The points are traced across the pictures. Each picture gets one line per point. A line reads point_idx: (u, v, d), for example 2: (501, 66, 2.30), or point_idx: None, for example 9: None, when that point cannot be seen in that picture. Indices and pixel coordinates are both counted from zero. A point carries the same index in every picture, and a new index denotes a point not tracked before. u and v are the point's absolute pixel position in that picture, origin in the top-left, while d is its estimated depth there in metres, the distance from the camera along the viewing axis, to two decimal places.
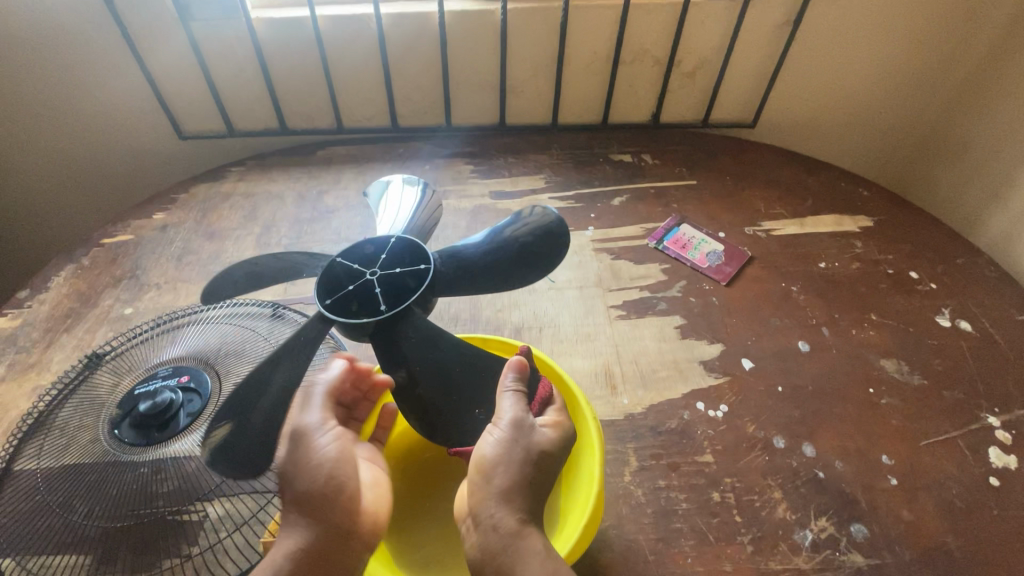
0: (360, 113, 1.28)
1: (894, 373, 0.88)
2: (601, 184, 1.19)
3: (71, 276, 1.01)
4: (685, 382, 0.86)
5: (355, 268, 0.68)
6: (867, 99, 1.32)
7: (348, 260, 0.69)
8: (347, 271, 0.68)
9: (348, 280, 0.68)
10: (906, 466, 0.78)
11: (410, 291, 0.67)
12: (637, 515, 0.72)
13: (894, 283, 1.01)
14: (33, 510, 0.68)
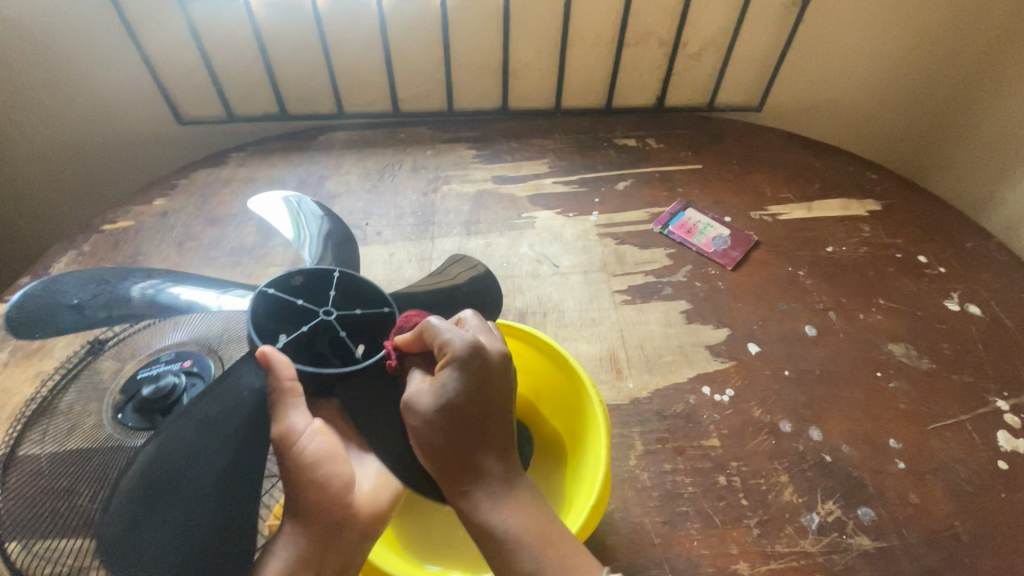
0: (360, 97, 1.26)
1: (902, 357, 0.87)
2: (605, 168, 1.17)
3: (72, 262, 1.00)
4: (691, 366, 0.85)
5: (299, 305, 0.63)
6: (875, 81, 1.30)
7: (289, 296, 0.64)
8: (296, 311, 0.63)
9: (295, 322, 0.62)
10: (914, 450, 0.77)
11: (370, 336, 0.64)
12: (643, 499, 0.72)
13: (902, 267, 1.00)
14: (35, 494, 0.67)
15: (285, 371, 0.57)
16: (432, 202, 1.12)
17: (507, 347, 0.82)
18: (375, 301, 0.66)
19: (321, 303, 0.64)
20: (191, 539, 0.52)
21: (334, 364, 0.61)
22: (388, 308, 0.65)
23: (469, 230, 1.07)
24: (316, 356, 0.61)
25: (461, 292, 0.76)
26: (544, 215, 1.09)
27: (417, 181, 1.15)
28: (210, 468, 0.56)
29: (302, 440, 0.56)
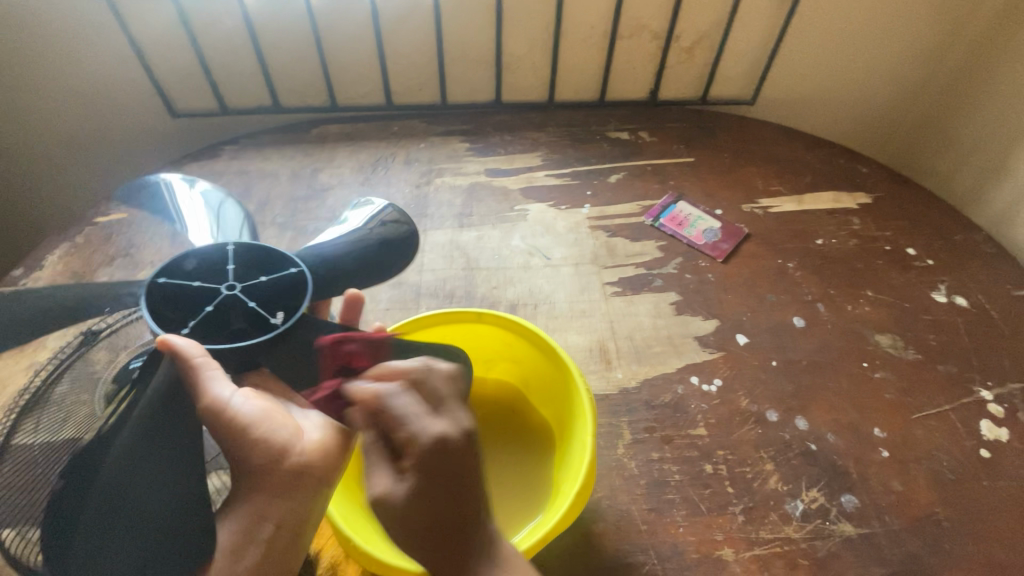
0: (354, 90, 1.26)
1: (888, 348, 0.88)
2: (597, 161, 1.18)
3: (66, 255, 1.01)
4: (680, 357, 0.86)
5: (202, 286, 0.63)
6: (866, 75, 1.30)
7: (188, 282, 0.63)
8: (196, 291, 0.62)
9: (197, 306, 0.62)
10: (898, 439, 0.78)
11: (282, 298, 0.63)
12: (630, 486, 0.73)
13: (891, 259, 1.00)
14: (29, 482, 0.68)
15: (191, 349, 0.56)
16: (424, 194, 1.12)
17: (497, 338, 0.82)
18: (275, 267, 0.66)
19: (222, 279, 0.64)
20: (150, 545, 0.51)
21: (248, 332, 0.61)
22: (291, 270, 0.65)
23: (462, 222, 1.07)
24: (229, 331, 0.61)
25: (374, 240, 0.77)
26: (536, 208, 1.10)
27: (410, 174, 1.16)
28: (150, 469, 0.54)
29: (234, 405, 0.56)
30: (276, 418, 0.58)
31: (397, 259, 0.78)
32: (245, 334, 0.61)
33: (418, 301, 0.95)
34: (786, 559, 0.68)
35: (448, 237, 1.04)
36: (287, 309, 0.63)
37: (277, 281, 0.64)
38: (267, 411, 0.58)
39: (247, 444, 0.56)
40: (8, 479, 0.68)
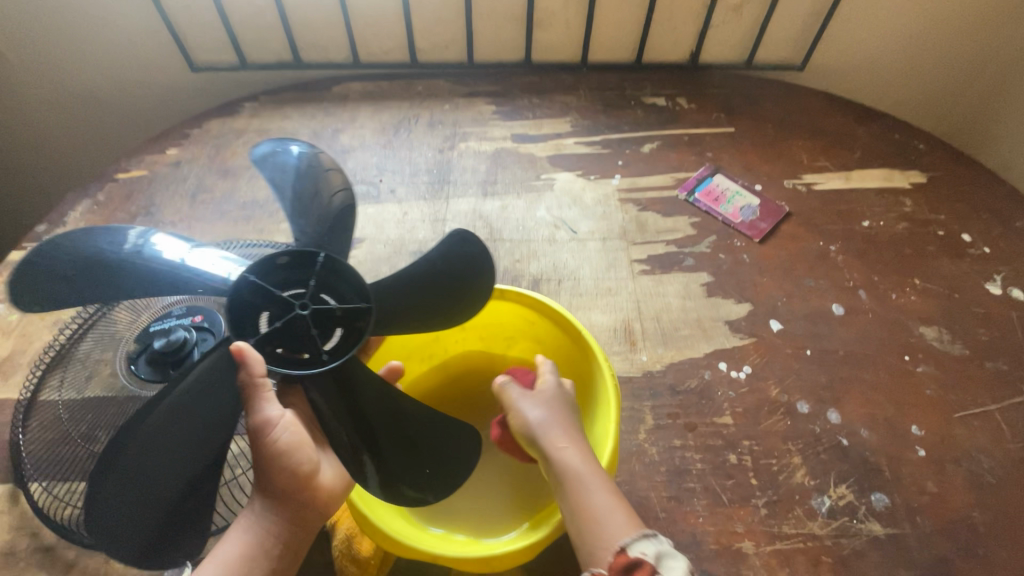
0: (376, 46, 1.20)
1: (933, 341, 0.83)
2: (630, 128, 1.11)
3: (88, 212, 1.00)
4: (708, 341, 0.83)
5: (285, 290, 0.60)
6: (934, 41, 1.19)
7: (274, 281, 0.60)
8: (276, 296, 0.59)
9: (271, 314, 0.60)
10: (937, 437, 0.74)
11: (346, 339, 0.61)
12: (650, 473, 0.71)
13: (943, 246, 0.94)
14: (58, 439, 0.70)
15: (257, 368, 0.55)
16: (447, 159, 1.08)
17: (519, 316, 0.79)
18: (352, 297, 0.61)
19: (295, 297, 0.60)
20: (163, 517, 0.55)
21: (298, 364, 0.59)
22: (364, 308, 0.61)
23: (485, 191, 1.03)
24: (287, 348, 0.59)
25: (448, 262, 0.67)
26: (563, 177, 1.05)
27: (433, 137, 1.11)
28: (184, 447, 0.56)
29: (277, 431, 0.55)
30: (307, 450, 0.56)
31: (472, 292, 0.67)
32: (303, 361, 0.59)
33: None
34: (809, 556, 0.65)
35: (471, 206, 1.01)
36: (342, 352, 0.60)
37: (346, 313, 0.60)
38: (301, 444, 0.56)
39: (269, 468, 0.55)
40: (38, 435, 0.71)
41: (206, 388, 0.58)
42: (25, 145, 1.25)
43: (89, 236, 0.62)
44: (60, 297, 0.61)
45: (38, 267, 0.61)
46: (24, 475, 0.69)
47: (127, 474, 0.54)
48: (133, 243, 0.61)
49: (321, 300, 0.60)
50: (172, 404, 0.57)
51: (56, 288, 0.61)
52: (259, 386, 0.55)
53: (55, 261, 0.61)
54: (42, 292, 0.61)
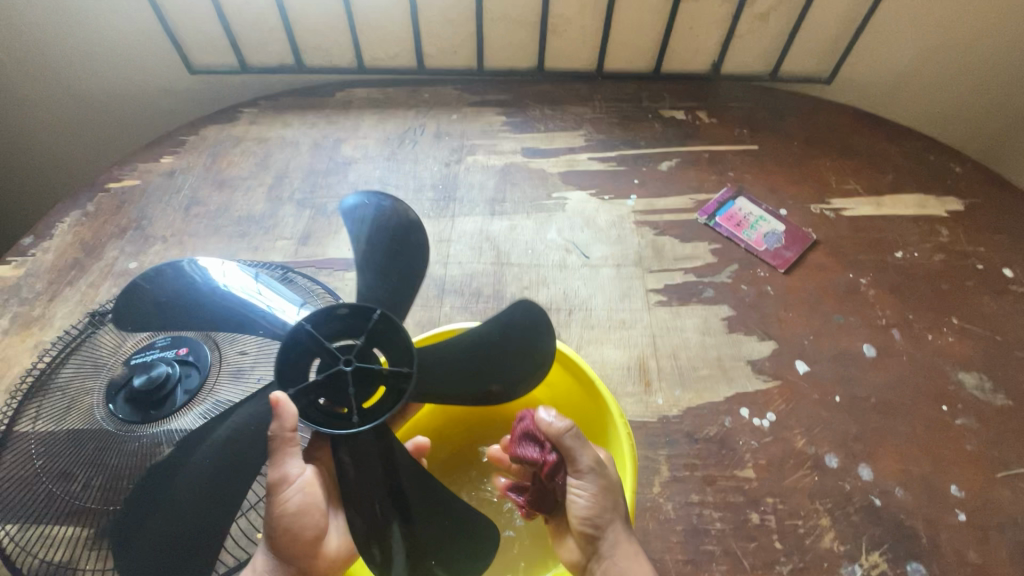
0: (382, 51, 1.14)
1: (973, 390, 0.77)
2: (648, 144, 1.05)
3: (76, 224, 0.95)
4: (729, 383, 0.77)
5: (335, 339, 0.56)
6: (973, 57, 1.12)
7: (326, 330, 0.56)
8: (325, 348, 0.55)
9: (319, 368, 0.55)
10: (978, 500, 0.68)
11: (387, 398, 0.56)
12: (665, 532, 0.65)
13: (982, 281, 0.87)
14: (29, 476, 0.65)
15: (288, 419, 0.51)
16: (454, 174, 1.02)
17: None
18: (398, 357, 0.57)
19: (344, 352, 0.56)
20: (172, 558, 0.53)
21: (334, 419, 0.55)
22: (409, 369, 0.56)
23: (493, 209, 0.97)
24: (328, 401, 0.55)
25: (505, 333, 0.63)
26: (576, 196, 0.99)
27: (439, 149, 1.05)
28: (210, 492, 0.55)
29: (291, 490, 0.53)
30: (315, 515, 0.54)
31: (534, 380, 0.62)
32: (343, 423, 0.55)
33: (441, 298, 0.87)
34: None
35: (477, 226, 0.95)
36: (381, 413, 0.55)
37: (394, 378, 0.56)
38: (311, 505, 0.54)
39: (277, 524, 0.52)
40: (11, 468, 0.67)
41: (256, 430, 0.57)
42: (18, 146, 1.20)
43: (193, 267, 0.65)
44: (150, 318, 0.64)
45: (142, 290, 0.64)
46: None
47: (160, 504, 0.54)
48: (229, 280, 0.65)
49: (368, 356, 0.56)
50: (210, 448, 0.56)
51: (150, 310, 0.64)
52: (287, 440, 0.52)
53: (156, 286, 0.64)
54: (136, 310, 0.64)
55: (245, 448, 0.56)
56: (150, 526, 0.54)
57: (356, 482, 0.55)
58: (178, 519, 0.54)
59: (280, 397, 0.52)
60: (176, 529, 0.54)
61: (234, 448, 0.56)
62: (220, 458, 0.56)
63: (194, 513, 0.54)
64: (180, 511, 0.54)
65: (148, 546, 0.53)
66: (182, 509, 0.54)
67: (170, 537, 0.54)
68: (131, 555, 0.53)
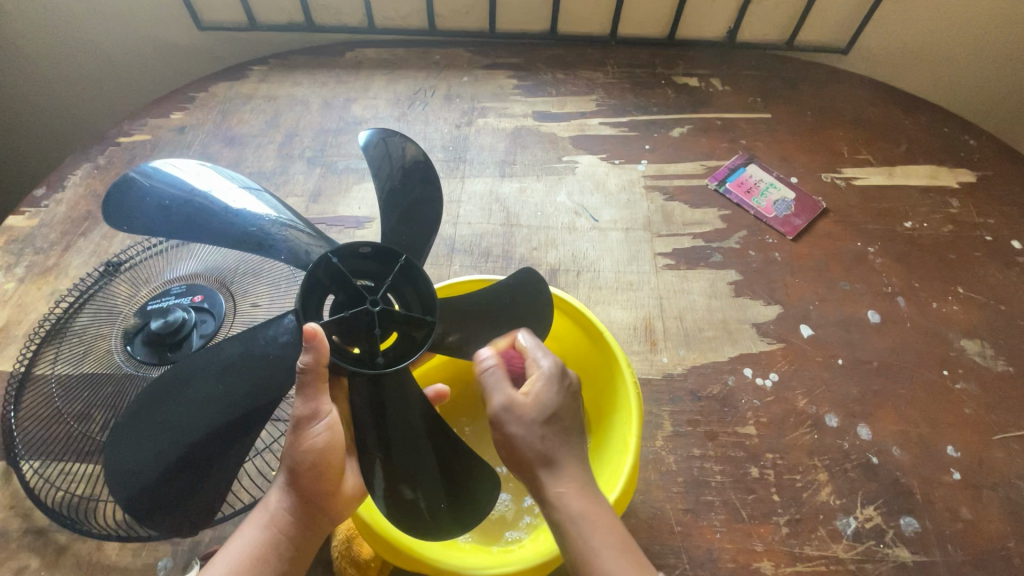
0: (393, 10, 1.13)
1: (974, 356, 0.78)
2: (660, 110, 1.04)
3: (88, 177, 0.96)
4: (734, 345, 0.78)
5: (357, 277, 0.57)
6: (994, 29, 1.10)
7: (350, 266, 0.56)
8: (348, 284, 0.55)
9: (340, 306, 0.56)
10: (973, 460, 0.70)
11: (402, 343, 0.58)
12: (667, 483, 0.67)
13: (990, 252, 0.87)
14: (53, 415, 0.68)
15: (319, 354, 0.50)
16: (464, 136, 1.01)
17: None
18: (419, 306, 0.58)
19: (365, 294, 0.56)
20: (178, 479, 0.53)
21: (349, 358, 0.56)
22: (430, 319, 0.57)
23: (503, 171, 0.97)
24: (342, 338, 0.56)
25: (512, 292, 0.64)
26: (586, 160, 0.99)
27: (450, 111, 1.05)
28: (220, 415, 0.54)
29: (317, 425, 0.53)
30: (336, 455, 0.55)
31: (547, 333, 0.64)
32: (359, 361, 0.56)
33: (451, 257, 0.88)
34: None
35: (487, 187, 0.95)
36: (394, 361, 0.57)
37: (410, 325, 0.57)
38: (335, 442, 0.54)
39: (303, 457, 0.53)
40: (33, 408, 0.69)
41: (268, 358, 0.56)
42: (27, 101, 1.20)
43: (197, 176, 0.61)
44: (148, 224, 0.60)
45: (144, 192, 0.61)
46: (17, 452, 0.66)
47: (169, 423, 0.54)
48: (235, 196, 0.61)
49: (387, 300, 0.57)
50: (226, 368, 0.56)
51: (148, 211, 0.60)
52: (319, 372, 0.51)
53: (158, 189, 0.60)
54: (134, 212, 0.60)
55: (261, 371, 0.56)
56: (159, 445, 0.53)
57: (366, 424, 0.57)
58: (182, 441, 0.53)
59: (316, 326, 0.50)
60: (183, 449, 0.53)
61: (248, 374, 0.55)
62: (234, 381, 0.55)
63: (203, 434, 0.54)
64: (189, 432, 0.53)
65: (153, 464, 0.52)
66: (192, 428, 0.54)
67: (178, 456, 0.53)
68: (132, 474, 0.52)
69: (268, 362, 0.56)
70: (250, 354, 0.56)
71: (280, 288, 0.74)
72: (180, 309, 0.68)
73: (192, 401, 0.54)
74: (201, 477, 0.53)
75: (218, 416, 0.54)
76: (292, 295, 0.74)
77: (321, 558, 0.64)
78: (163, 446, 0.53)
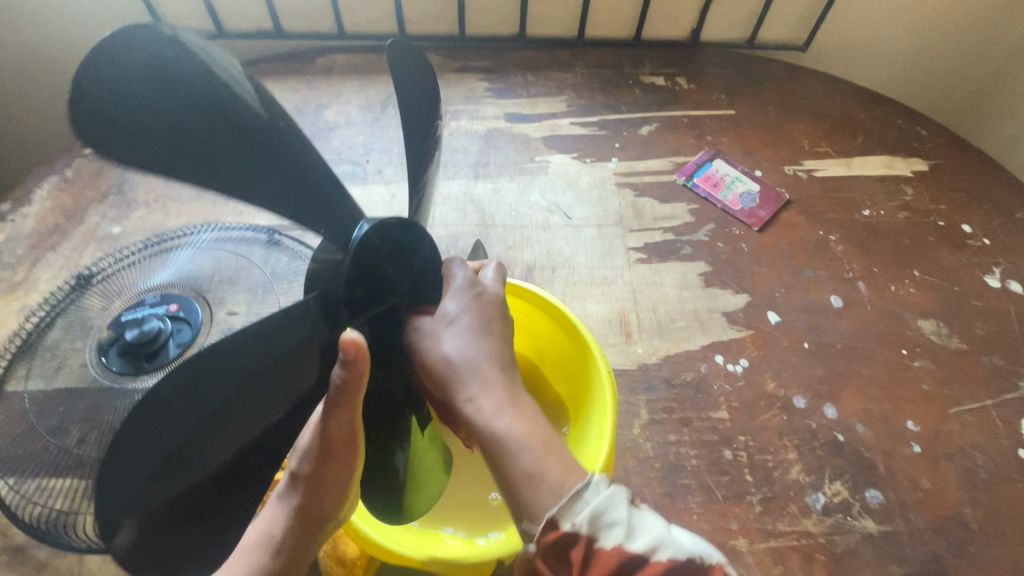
0: (363, 16, 1.13)
1: (930, 335, 0.82)
2: (628, 109, 1.07)
3: (54, 190, 0.94)
4: (705, 334, 0.81)
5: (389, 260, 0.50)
6: (940, 25, 1.16)
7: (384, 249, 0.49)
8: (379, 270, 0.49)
9: None
10: (932, 433, 0.73)
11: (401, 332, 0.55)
12: (644, 469, 0.70)
13: (943, 237, 0.92)
14: (25, 432, 0.66)
15: (354, 367, 0.45)
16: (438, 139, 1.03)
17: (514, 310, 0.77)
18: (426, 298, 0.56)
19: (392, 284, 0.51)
20: (174, 513, 0.42)
21: None
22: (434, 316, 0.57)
23: (477, 172, 0.99)
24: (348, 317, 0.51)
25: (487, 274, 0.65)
26: (559, 160, 1.01)
27: None
28: (230, 436, 0.43)
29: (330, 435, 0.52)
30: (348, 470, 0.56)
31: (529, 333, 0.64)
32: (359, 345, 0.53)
33: None
34: (802, 553, 0.65)
35: (462, 189, 0.97)
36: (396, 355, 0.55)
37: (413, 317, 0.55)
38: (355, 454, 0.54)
39: (323, 466, 0.54)
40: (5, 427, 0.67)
41: (284, 360, 0.46)
42: None
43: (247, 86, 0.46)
44: (123, 130, 0.42)
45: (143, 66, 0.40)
46: None
47: (160, 443, 0.38)
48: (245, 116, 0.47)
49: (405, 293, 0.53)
50: (236, 369, 0.42)
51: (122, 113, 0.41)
52: (354, 388, 0.47)
53: (138, 74, 0.41)
54: (98, 117, 0.41)
55: (276, 380, 0.45)
56: (138, 480, 0.38)
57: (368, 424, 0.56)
58: (180, 470, 0.40)
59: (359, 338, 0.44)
60: (177, 480, 0.41)
61: (259, 384, 0.44)
62: (245, 392, 0.43)
63: (205, 462, 0.42)
64: (189, 456, 0.41)
65: (131, 500, 0.38)
66: (194, 451, 0.41)
67: (174, 487, 0.41)
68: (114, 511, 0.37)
69: (282, 369, 0.46)
70: (262, 357, 0.44)
71: (259, 294, 0.74)
72: (154, 319, 0.68)
73: (194, 416, 0.40)
74: (207, 510, 0.44)
75: (175, 430, 0.39)
76: (270, 301, 0.73)
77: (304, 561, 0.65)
78: (151, 477, 0.39)
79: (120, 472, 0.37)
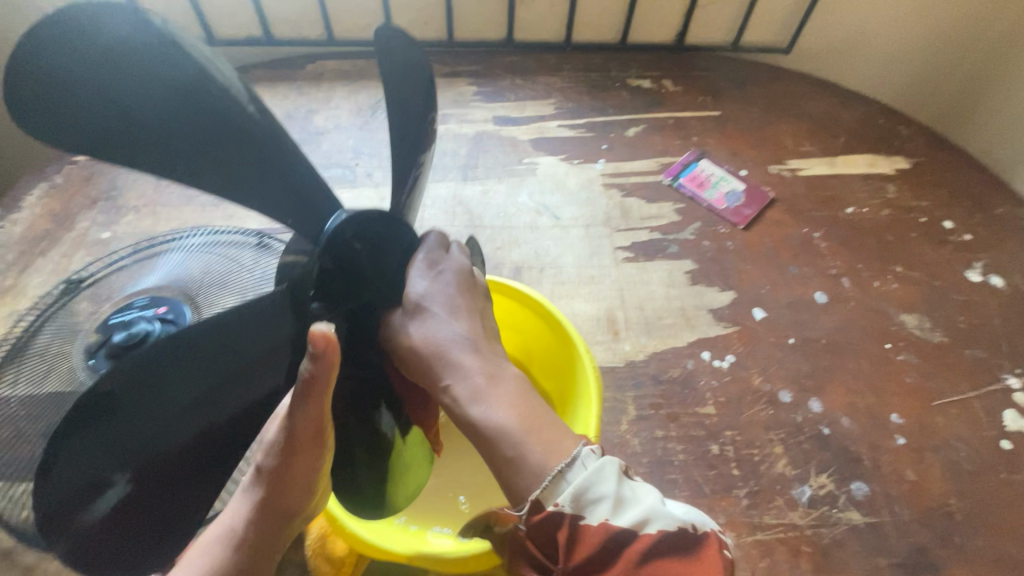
0: (353, 22, 1.15)
1: (913, 329, 0.83)
2: (615, 111, 1.08)
3: (44, 197, 0.94)
4: (692, 331, 0.82)
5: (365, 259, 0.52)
6: (920, 26, 1.18)
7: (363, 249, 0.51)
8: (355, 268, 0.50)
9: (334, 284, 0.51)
10: (916, 425, 0.74)
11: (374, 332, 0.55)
12: (632, 465, 0.70)
13: (925, 233, 0.93)
14: (13, 436, 0.66)
15: (323, 364, 0.45)
16: None
17: (500, 308, 0.78)
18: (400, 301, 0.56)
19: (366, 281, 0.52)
20: (138, 492, 0.44)
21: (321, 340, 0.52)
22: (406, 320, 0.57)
23: (466, 175, 0.99)
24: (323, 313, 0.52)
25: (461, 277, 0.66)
26: (547, 162, 1.02)
27: None
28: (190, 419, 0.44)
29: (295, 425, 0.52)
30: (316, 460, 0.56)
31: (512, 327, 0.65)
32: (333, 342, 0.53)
33: None
34: (789, 546, 0.65)
35: (450, 191, 0.97)
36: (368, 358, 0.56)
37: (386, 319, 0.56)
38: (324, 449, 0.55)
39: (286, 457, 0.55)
40: None
41: (243, 346, 0.46)
42: None
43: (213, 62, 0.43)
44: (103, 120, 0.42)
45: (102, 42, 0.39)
46: None
47: (113, 424, 0.40)
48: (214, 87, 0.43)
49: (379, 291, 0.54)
50: (196, 355, 0.44)
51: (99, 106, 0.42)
52: (324, 382, 0.47)
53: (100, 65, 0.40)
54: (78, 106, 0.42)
55: (237, 367, 0.46)
56: (97, 462, 0.40)
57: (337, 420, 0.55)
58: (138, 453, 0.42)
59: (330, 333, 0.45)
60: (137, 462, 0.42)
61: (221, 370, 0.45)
62: (207, 380, 0.45)
63: (165, 444, 0.43)
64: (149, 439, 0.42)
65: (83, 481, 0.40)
66: (153, 435, 0.42)
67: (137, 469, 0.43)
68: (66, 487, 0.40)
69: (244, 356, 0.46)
70: (228, 345, 0.45)
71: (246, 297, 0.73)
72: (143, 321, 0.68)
73: (152, 398, 0.42)
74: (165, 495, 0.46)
75: (159, 395, 0.42)
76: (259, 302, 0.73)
77: (293, 562, 0.65)
78: (112, 459, 0.41)
79: (83, 446, 0.39)
